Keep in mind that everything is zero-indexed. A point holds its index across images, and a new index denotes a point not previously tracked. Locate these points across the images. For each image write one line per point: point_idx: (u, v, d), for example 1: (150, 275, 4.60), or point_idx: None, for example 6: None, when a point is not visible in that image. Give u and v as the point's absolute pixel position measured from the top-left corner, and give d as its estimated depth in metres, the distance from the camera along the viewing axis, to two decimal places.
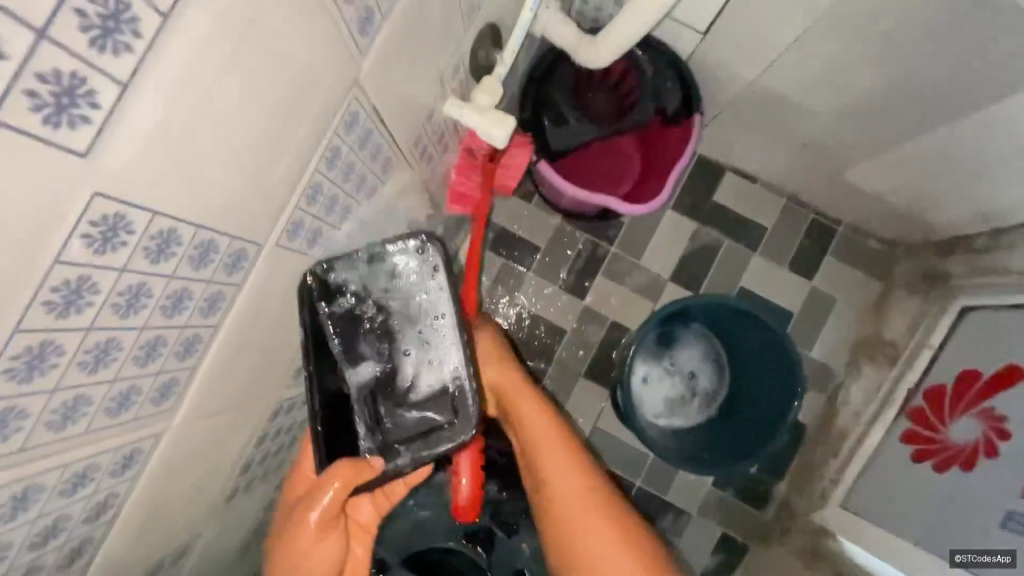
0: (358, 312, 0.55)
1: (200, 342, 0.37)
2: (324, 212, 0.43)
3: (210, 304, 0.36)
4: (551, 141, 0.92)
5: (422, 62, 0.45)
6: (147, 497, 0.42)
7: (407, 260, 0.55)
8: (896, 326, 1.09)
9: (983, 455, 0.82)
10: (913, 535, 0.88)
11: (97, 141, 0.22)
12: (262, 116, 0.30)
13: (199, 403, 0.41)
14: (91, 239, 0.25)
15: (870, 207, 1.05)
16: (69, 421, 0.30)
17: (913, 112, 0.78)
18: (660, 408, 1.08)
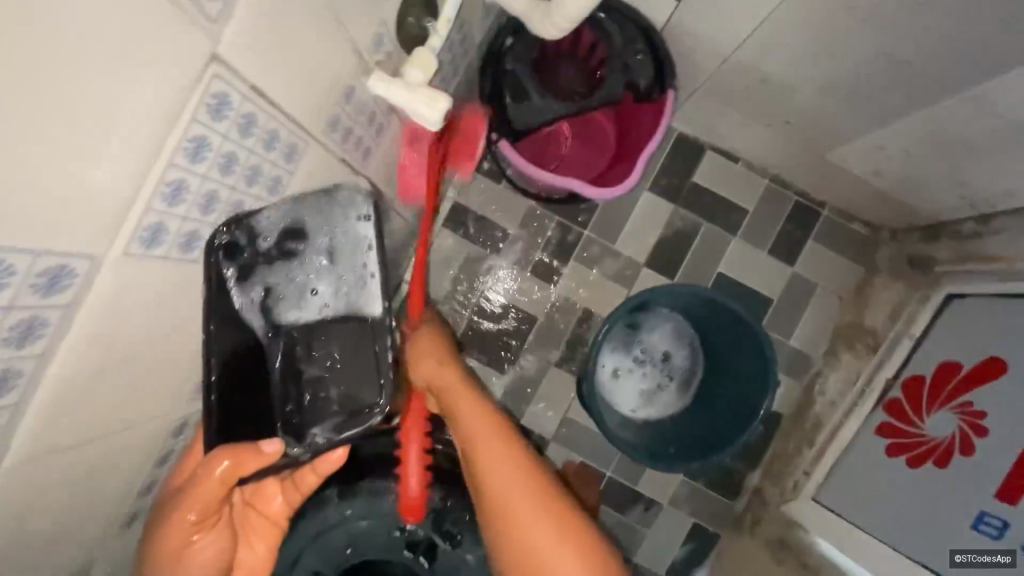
0: (278, 268, 0.50)
1: (21, 377, 0.32)
2: (199, 211, 0.39)
3: (26, 335, 0.31)
4: (512, 119, 0.85)
5: (312, 32, 0.40)
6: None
7: (335, 215, 0.50)
8: (877, 313, 1.05)
9: (958, 452, 0.79)
10: (882, 532, 0.85)
11: None
12: (19, 94, 0.24)
13: (44, 438, 0.36)
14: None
15: (854, 189, 0.99)
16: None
17: (899, 89, 0.72)
18: (630, 396, 1.04)
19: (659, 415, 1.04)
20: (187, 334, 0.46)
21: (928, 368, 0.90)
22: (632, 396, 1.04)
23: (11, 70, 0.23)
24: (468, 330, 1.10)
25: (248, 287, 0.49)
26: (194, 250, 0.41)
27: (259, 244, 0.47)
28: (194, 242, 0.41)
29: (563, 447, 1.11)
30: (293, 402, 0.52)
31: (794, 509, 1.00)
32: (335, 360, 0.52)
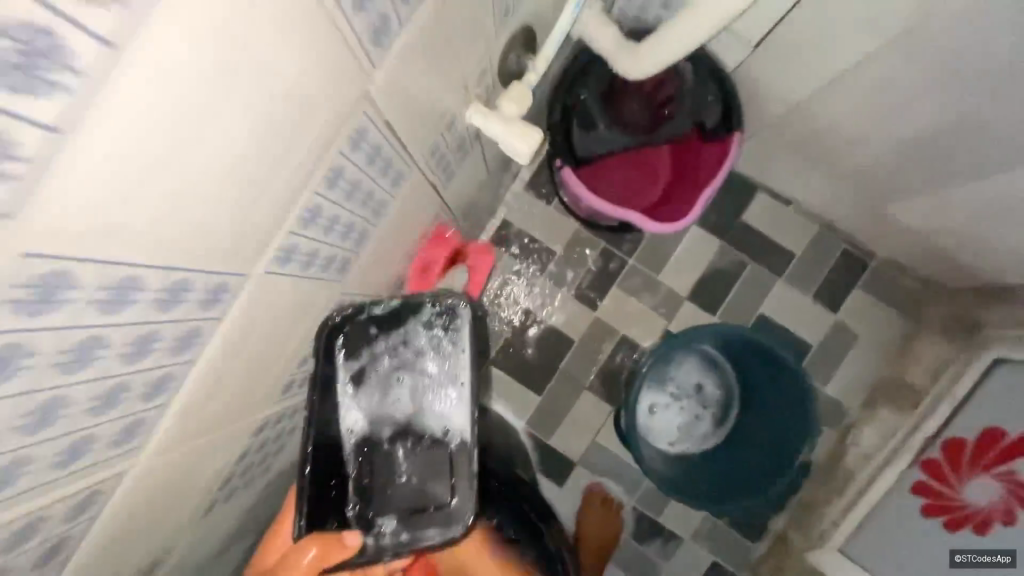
0: (376, 366, 0.62)
1: (171, 379, 0.34)
2: (323, 232, 0.41)
3: (183, 343, 0.33)
4: (578, 146, 0.87)
5: (439, 69, 0.42)
6: (113, 531, 0.39)
7: (430, 325, 0.62)
8: (919, 369, 1.04)
9: (1000, 521, 0.79)
10: None
11: (28, 204, 0.19)
12: (243, 147, 0.27)
13: (171, 435, 0.38)
14: (25, 301, 0.21)
15: (907, 243, 0.99)
16: (15, 478, 0.27)
17: (972, 152, 0.72)
18: (668, 429, 1.05)
19: (701, 446, 1.04)
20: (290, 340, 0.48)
21: (970, 432, 0.89)
22: (670, 431, 1.05)
23: (247, 129, 0.27)
24: (505, 346, 1.12)
25: (355, 377, 0.61)
26: (314, 269, 0.44)
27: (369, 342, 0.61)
28: (314, 261, 0.43)
29: (589, 471, 1.11)
30: (372, 494, 0.62)
31: (820, 559, 0.98)
32: (415, 459, 0.63)
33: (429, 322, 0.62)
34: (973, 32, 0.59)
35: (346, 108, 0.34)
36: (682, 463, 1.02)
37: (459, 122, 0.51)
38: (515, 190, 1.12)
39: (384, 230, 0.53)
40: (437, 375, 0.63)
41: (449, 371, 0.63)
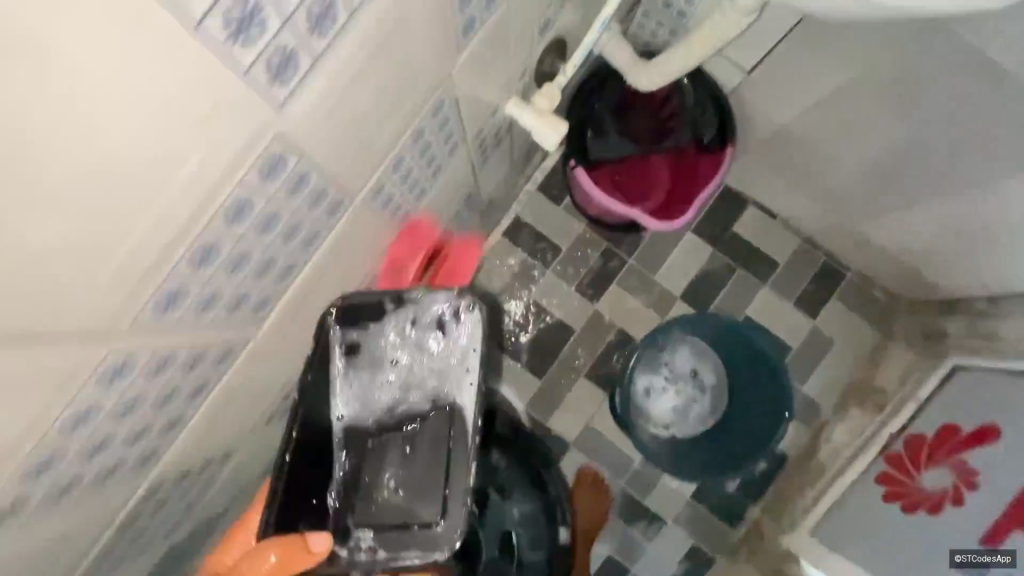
0: (375, 363, 0.68)
1: (275, 262, 0.43)
2: (399, 184, 0.52)
3: (289, 233, 0.42)
4: (591, 150, 0.98)
5: (494, 65, 0.53)
6: (228, 390, 0.50)
7: (427, 330, 0.67)
8: (888, 374, 1.14)
9: (951, 503, 0.87)
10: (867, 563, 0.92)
11: (287, 98, 0.32)
12: (381, 100, 0.40)
13: (263, 316, 0.47)
14: (189, 259, 0.34)
15: (879, 257, 1.11)
16: (173, 305, 0.36)
17: (931, 174, 0.84)
18: (664, 412, 1.14)
19: (693, 429, 1.13)
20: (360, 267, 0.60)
21: (929, 427, 0.99)
22: (664, 412, 1.14)
23: (387, 88, 0.40)
24: (510, 332, 1.21)
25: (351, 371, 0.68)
26: (387, 209, 0.54)
27: (365, 343, 0.67)
28: (392, 208, 0.55)
29: (582, 453, 1.20)
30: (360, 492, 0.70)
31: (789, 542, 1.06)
32: (404, 463, 0.70)
33: (426, 329, 0.67)
34: (928, 70, 0.71)
35: (434, 78, 0.44)
36: (671, 441, 1.12)
37: (500, 112, 0.62)
38: (528, 190, 1.23)
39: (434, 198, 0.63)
40: (433, 382, 0.68)
41: (444, 380, 0.68)
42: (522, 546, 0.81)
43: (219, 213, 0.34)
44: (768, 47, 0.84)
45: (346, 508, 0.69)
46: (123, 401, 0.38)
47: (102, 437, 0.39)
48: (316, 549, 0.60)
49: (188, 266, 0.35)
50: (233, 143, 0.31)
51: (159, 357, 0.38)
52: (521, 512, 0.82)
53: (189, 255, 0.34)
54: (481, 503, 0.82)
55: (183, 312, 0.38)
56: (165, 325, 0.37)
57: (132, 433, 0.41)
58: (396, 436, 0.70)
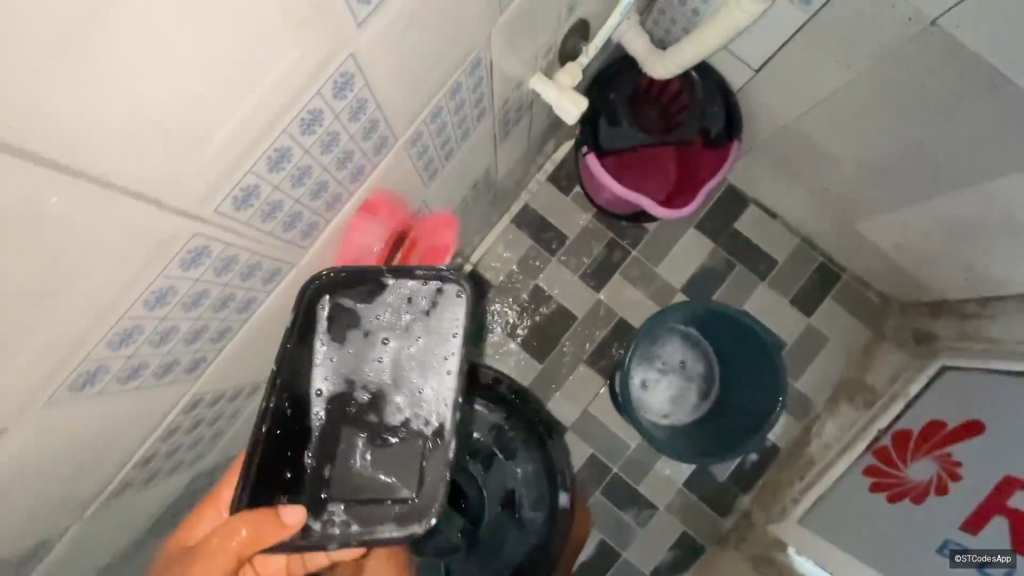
0: (358, 343, 0.58)
1: (328, 187, 0.44)
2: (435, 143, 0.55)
3: (343, 160, 0.43)
4: (602, 139, 1.03)
5: (524, 37, 0.57)
6: (263, 319, 0.51)
7: (416, 308, 0.58)
8: (879, 373, 1.17)
9: (933, 492, 0.90)
10: (850, 547, 0.95)
11: (365, 18, 0.34)
12: (435, 41, 0.43)
13: (306, 246, 0.48)
14: (237, 198, 0.36)
15: (874, 259, 1.15)
16: (245, 204, 0.37)
17: (926, 174, 0.88)
18: (660, 402, 1.17)
19: (689, 416, 1.16)
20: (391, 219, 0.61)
21: (917, 423, 1.02)
22: (661, 403, 1.17)
23: (442, 30, 0.42)
24: (515, 316, 1.24)
25: (335, 349, 0.58)
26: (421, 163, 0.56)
27: (349, 316, 0.57)
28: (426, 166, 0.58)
29: (579, 437, 1.22)
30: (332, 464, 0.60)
31: (778, 530, 1.09)
32: (383, 441, 0.60)
33: (415, 305, 0.58)
34: (926, 74, 0.75)
35: (477, 35, 0.48)
36: (671, 430, 1.14)
37: (525, 85, 0.65)
38: (539, 180, 1.27)
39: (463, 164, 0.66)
40: (418, 366, 0.59)
41: (432, 365, 0.59)
42: (524, 504, 0.86)
43: (296, 119, 0.35)
44: (775, 47, 0.89)
45: (322, 474, 0.60)
46: (192, 330, 0.42)
47: (170, 361, 0.42)
48: (290, 522, 0.52)
49: (263, 166, 0.36)
50: (317, 53, 0.33)
51: (218, 262, 0.39)
52: (523, 474, 0.87)
53: (265, 156, 0.35)
54: (486, 462, 0.87)
55: (249, 217, 0.38)
56: (229, 228, 0.38)
57: (192, 365, 0.45)
58: (374, 424, 0.60)
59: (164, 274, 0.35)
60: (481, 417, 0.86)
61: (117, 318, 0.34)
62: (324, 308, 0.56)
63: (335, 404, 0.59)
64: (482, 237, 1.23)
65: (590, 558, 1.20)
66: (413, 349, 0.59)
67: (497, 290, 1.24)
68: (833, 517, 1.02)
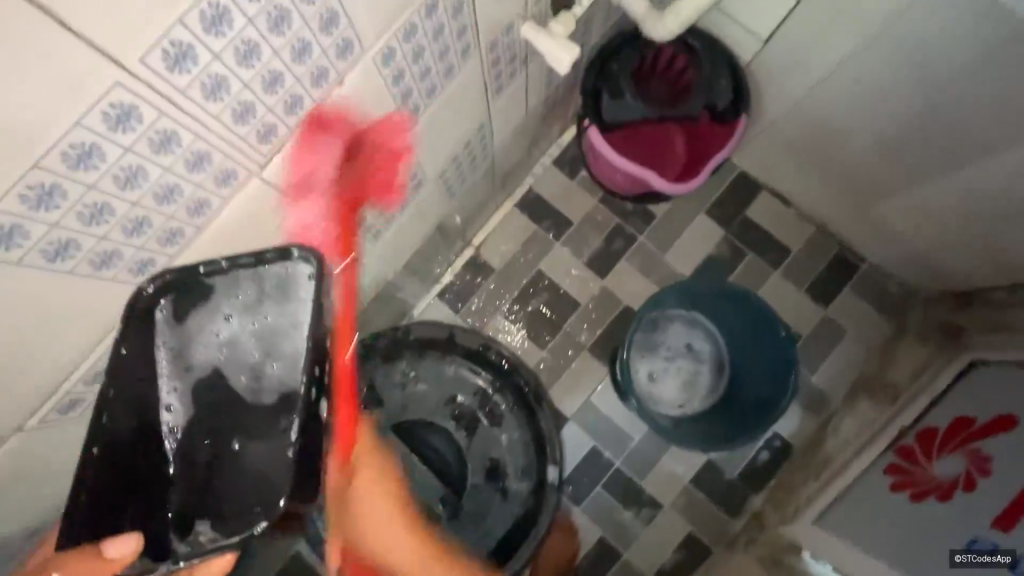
0: (193, 329, 0.44)
1: (303, 105, 0.39)
2: (418, 78, 0.51)
3: (317, 76, 0.39)
4: (605, 111, 1.01)
5: None
6: (213, 238, 0.42)
7: (262, 282, 0.43)
8: (900, 368, 1.10)
9: (961, 489, 0.83)
10: (863, 543, 0.88)
11: None
12: None
13: (281, 171, 0.42)
14: (166, 58, 0.28)
15: (893, 245, 1.09)
16: (214, 98, 0.32)
17: (947, 146, 0.84)
18: (671, 392, 1.12)
19: (706, 402, 1.11)
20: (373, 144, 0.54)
21: (944, 419, 0.95)
22: (672, 391, 1.12)
23: None
24: (516, 301, 1.21)
25: (174, 350, 0.45)
26: (404, 106, 0.52)
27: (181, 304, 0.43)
28: (406, 98, 0.52)
29: (579, 428, 1.18)
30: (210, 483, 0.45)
31: (789, 530, 1.02)
32: (245, 449, 0.45)
33: (268, 275, 0.43)
34: (941, 31, 0.72)
35: None
36: (685, 420, 1.09)
37: (516, 32, 0.64)
38: (543, 163, 1.25)
39: (454, 112, 0.64)
40: (265, 348, 0.44)
41: (285, 345, 0.44)
42: (509, 474, 0.85)
43: None
44: (783, 13, 0.87)
45: (188, 497, 0.45)
46: (166, 230, 0.37)
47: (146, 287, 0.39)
48: (110, 558, 0.39)
49: (197, 28, 0.28)
50: None
51: (153, 137, 0.31)
52: (508, 439, 0.86)
53: (200, 12, 0.28)
54: (469, 427, 0.86)
55: (185, 90, 0.30)
56: (157, 101, 0.29)
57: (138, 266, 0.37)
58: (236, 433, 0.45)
59: (131, 151, 0.30)
60: (467, 381, 0.87)
61: (79, 188, 0.29)
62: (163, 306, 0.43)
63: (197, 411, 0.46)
64: (485, 219, 1.21)
65: (588, 557, 1.14)
66: (261, 330, 0.44)
67: (498, 274, 1.22)
68: (850, 517, 0.95)
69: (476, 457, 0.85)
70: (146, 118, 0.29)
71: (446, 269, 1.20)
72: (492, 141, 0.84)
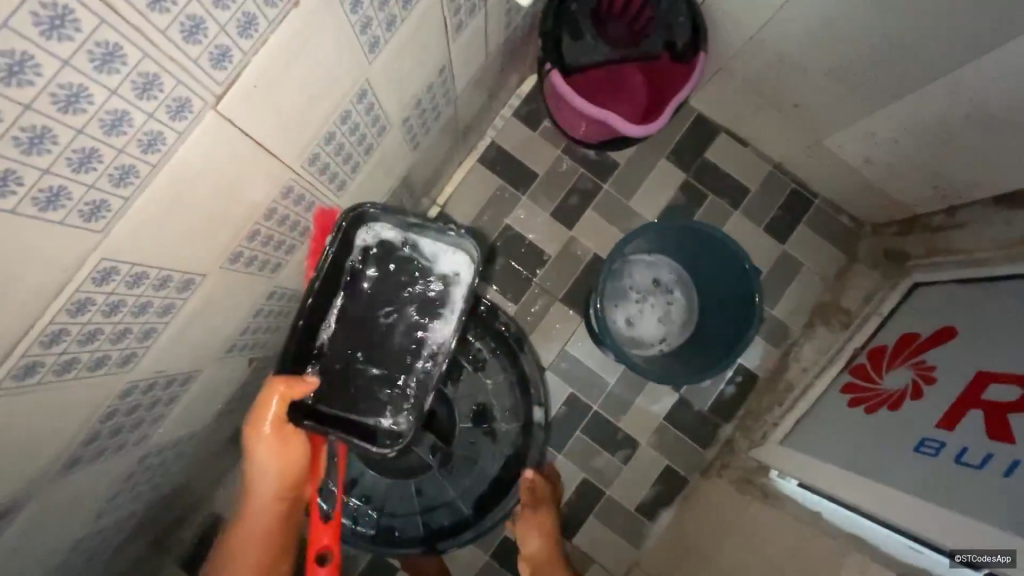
0: (382, 266, 0.72)
1: (259, 26, 0.36)
2: (377, 6, 0.48)
3: None
4: (566, 55, 1.00)
5: None
6: (172, 187, 0.38)
7: (439, 247, 0.72)
8: (853, 295, 1.17)
9: (910, 397, 0.90)
10: (828, 457, 0.95)
11: None
12: None
13: (240, 103, 0.39)
14: None
15: (842, 178, 1.14)
16: (158, 7, 0.29)
17: (892, 75, 0.87)
18: (653, 329, 1.16)
19: (683, 331, 1.16)
20: (341, 80, 0.50)
21: (891, 338, 1.02)
22: (652, 326, 1.16)
23: None
24: (488, 258, 1.20)
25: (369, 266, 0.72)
26: (364, 38, 0.49)
27: (384, 248, 0.72)
28: (367, 29, 0.49)
29: (558, 375, 1.20)
30: (367, 361, 0.72)
31: (760, 453, 1.09)
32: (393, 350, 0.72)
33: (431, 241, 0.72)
34: None
35: None
36: (666, 357, 1.14)
37: None
38: (504, 115, 1.22)
39: (417, 49, 0.61)
40: (433, 292, 0.73)
41: (441, 300, 0.73)
42: (497, 416, 0.88)
43: None
44: None
45: (347, 361, 0.71)
46: (119, 166, 0.33)
47: (115, 300, 0.41)
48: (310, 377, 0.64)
49: None
50: None
51: (92, 51, 0.28)
52: (494, 384, 0.88)
53: None
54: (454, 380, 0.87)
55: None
56: (94, 5, 0.26)
57: (102, 274, 0.38)
58: (389, 338, 0.72)
59: (70, 66, 0.27)
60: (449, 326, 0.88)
61: (15, 107, 0.26)
62: (363, 247, 0.71)
63: (361, 306, 0.72)
64: (448, 176, 1.18)
65: (575, 497, 1.19)
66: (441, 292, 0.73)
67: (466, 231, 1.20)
68: (815, 434, 1.02)
69: (463, 405, 0.87)
70: (80, 25, 0.26)
71: None
72: (455, 85, 0.82)
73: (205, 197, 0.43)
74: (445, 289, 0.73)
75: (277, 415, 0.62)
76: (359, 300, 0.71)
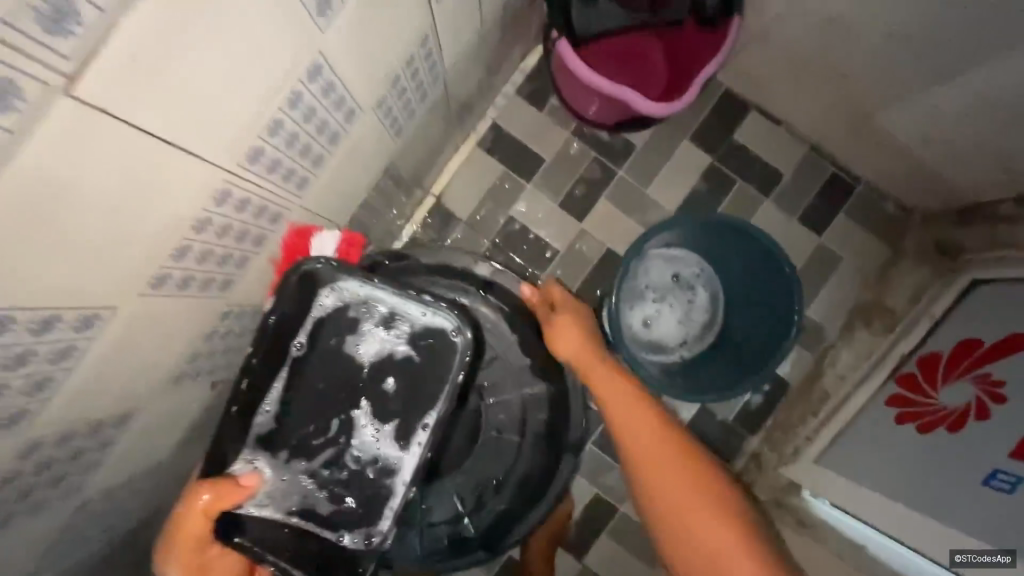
0: (344, 330, 0.61)
1: None
2: None
3: None
4: (575, 23, 0.87)
5: None
6: (24, 207, 0.28)
7: (413, 317, 0.61)
8: (898, 293, 1.04)
9: (973, 417, 0.76)
10: (872, 482, 0.84)
11: None
12: None
13: (115, 90, 0.28)
14: None
15: (892, 160, 1.00)
16: None
17: (964, 39, 0.73)
18: (672, 331, 1.05)
19: (708, 332, 1.04)
20: (284, 54, 0.39)
21: (946, 345, 0.89)
22: (671, 328, 1.05)
23: None
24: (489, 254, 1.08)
25: (330, 332, 0.61)
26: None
27: (346, 309, 0.61)
28: None
29: None
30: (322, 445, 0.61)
31: (794, 471, 0.98)
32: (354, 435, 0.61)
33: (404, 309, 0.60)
34: None
35: None
36: (687, 364, 1.03)
37: None
38: (506, 93, 1.09)
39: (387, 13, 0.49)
40: (403, 370, 0.61)
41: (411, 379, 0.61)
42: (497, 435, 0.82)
43: None
44: None
45: (301, 438, 0.61)
46: None
47: None
48: (246, 483, 0.56)
49: None
50: None
51: None
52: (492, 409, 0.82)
53: None
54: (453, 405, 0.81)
55: None
56: None
57: None
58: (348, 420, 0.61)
59: None
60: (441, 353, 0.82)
61: None
62: (322, 305, 0.60)
63: (320, 369, 0.61)
64: (443, 163, 1.06)
65: (586, 514, 1.09)
66: (411, 365, 0.60)
67: (465, 225, 1.08)
68: (855, 454, 0.90)
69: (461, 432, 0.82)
70: None
71: (404, 223, 1.07)
72: (443, 59, 0.69)
73: (89, 217, 0.32)
74: (417, 370, 0.61)
75: (199, 538, 0.54)
76: (317, 368, 0.61)
